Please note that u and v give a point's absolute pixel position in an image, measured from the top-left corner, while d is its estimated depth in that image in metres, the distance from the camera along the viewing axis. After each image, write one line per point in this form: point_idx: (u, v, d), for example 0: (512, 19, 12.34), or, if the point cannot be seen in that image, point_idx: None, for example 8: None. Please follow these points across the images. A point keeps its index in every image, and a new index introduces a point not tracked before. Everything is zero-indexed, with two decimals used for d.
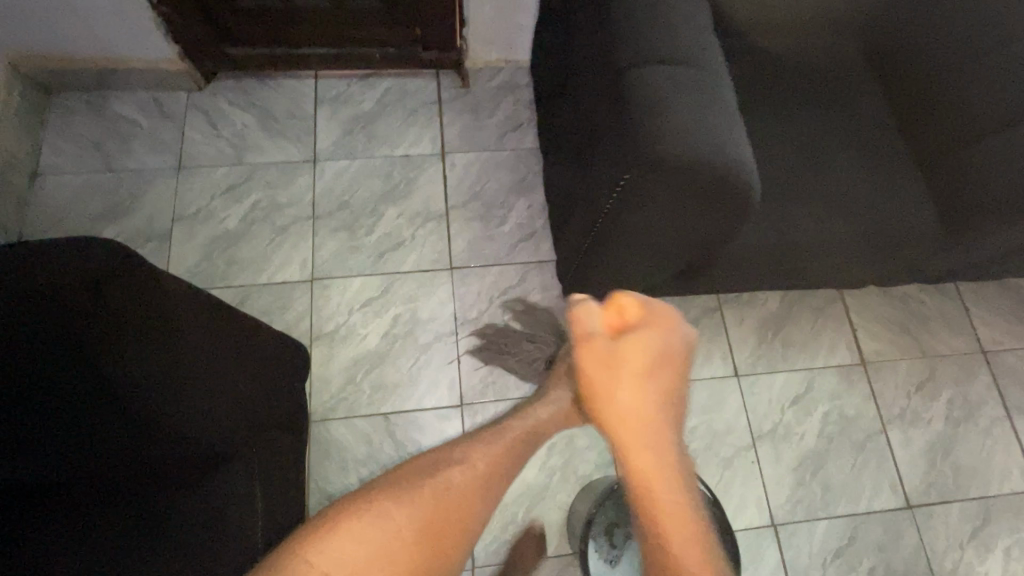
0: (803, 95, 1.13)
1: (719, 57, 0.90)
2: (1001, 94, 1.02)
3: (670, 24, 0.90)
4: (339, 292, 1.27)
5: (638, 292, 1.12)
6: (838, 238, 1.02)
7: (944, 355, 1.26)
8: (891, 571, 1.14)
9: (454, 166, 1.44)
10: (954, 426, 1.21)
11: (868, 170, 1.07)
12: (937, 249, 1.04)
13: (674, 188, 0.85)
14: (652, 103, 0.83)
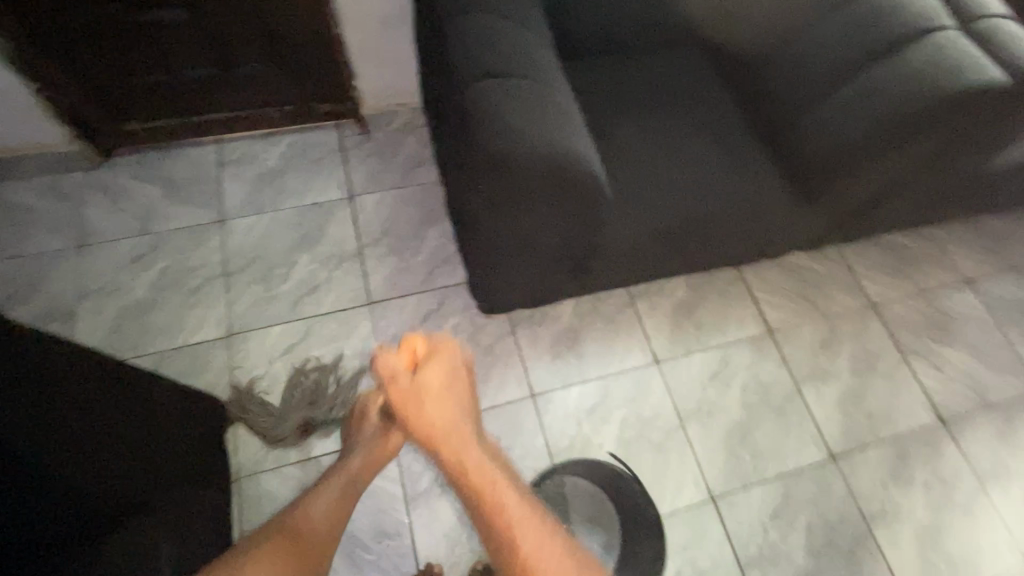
0: (654, 90, 1.19)
1: (547, 63, 0.93)
2: (824, 57, 1.09)
3: (502, 35, 0.92)
4: (257, 344, 1.27)
5: (534, 294, 1.16)
6: (702, 216, 1.07)
7: (840, 314, 1.46)
8: (827, 522, 1.21)
9: (364, 205, 1.46)
10: (859, 377, 1.38)
11: (723, 148, 1.14)
12: (796, 210, 1.12)
13: (522, 195, 0.88)
14: (484, 116, 0.85)
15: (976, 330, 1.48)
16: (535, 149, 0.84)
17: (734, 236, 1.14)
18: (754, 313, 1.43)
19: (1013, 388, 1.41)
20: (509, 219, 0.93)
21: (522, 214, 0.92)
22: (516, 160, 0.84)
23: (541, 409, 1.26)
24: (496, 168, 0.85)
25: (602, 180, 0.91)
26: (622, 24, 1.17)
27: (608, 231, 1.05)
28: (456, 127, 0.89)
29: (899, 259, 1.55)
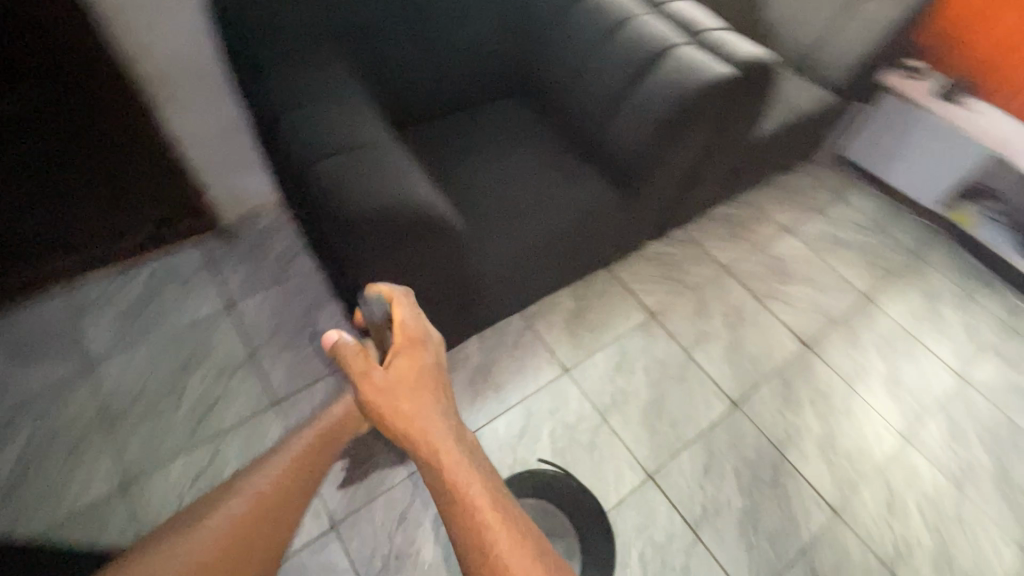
0: (482, 138, 1.34)
1: (377, 131, 1.03)
2: (598, 76, 1.23)
3: (333, 118, 1.02)
4: (161, 483, 1.17)
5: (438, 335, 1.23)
6: (551, 230, 1.22)
7: (702, 284, 1.68)
8: (748, 461, 1.35)
9: (246, 309, 1.44)
10: (733, 330, 1.59)
11: (552, 169, 1.31)
12: (625, 204, 1.31)
13: (386, 248, 0.96)
14: (330, 190, 0.93)
15: (805, 266, 1.79)
16: (385, 209, 0.92)
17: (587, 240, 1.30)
18: (635, 302, 1.60)
19: (846, 302, 1.71)
20: (383, 275, 1.00)
21: (394, 267, 0.99)
22: (370, 221, 0.91)
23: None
24: (355, 232, 0.92)
25: (452, 216, 1.00)
26: (444, 91, 1.34)
27: (478, 263, 1.14)
28: (311, 206, 0.96)
29: (732, 226, 1.84)
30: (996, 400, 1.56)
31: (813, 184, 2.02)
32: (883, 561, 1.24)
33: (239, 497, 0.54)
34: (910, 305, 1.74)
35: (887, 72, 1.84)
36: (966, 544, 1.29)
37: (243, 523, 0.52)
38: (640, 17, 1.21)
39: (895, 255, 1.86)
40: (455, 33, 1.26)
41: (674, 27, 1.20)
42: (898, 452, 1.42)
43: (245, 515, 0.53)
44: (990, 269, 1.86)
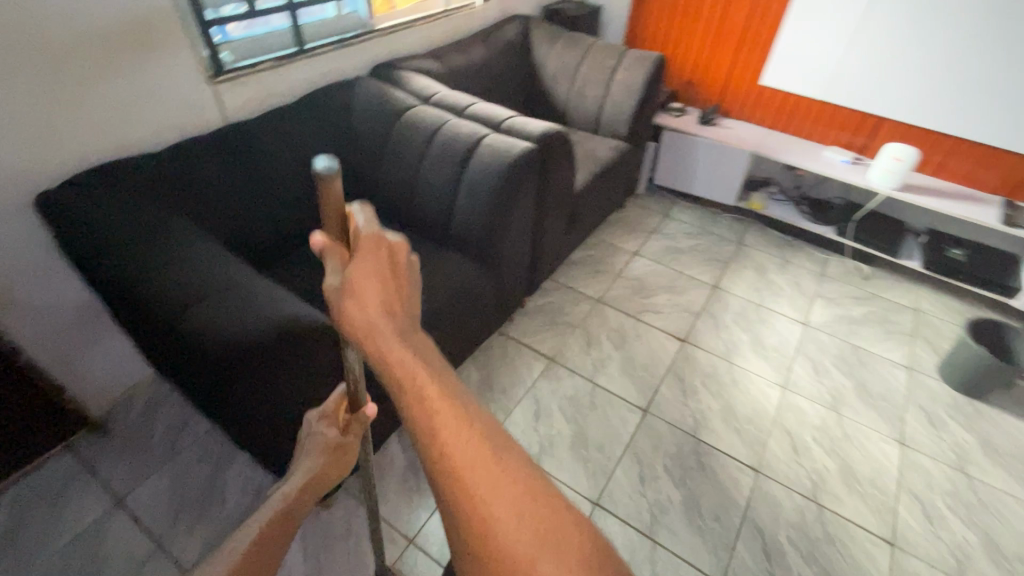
0: None
1: (239, 270, 1.09)
2: (430, 176, 1.42)
3: (187, 271, 1.05)
4: None
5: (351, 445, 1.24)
6: (430, 312, 1.32)
7: (583, 318, 1.87)
8: (672, 455, 1.48)
9: (140, 497, 1.32)
10: (622, 348, 1.78)
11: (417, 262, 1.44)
12: (488, 272, 1.47)
13: (274, 371, 0.97)
14: (204, 332, 0.96)
15: (659, 276, 2.08)
16: (261, 340, 0.95)
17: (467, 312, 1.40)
18: (532, 353, 1.73)
19: (700, 296, 2.00)
20: (275, 399, 1.01)
21: (285, 388, 1.01)
22: (248, 353, 0.94)
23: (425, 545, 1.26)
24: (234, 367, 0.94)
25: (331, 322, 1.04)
26: (298, 223, 1.46)
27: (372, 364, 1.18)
28: (188, 354, 0.98)
29: (590, 264, 2.09)
30: (834, 332, 1.89)
31: (642, 212, 2.40)
32: (807, 496, 1.40)
33: None
34: (747, 282, 2.08)
35: (662, 117, 2.32)
36: (859, 454, 1.51)
37: None
38: (448, 122, 1.44)
39: (722, 247, 2.23)
40: (286, 170, 1.40)
41: (480, 126, 1.44)
42: (783, 401, 1.64)
43: None
44: (790, 236, 2.31)
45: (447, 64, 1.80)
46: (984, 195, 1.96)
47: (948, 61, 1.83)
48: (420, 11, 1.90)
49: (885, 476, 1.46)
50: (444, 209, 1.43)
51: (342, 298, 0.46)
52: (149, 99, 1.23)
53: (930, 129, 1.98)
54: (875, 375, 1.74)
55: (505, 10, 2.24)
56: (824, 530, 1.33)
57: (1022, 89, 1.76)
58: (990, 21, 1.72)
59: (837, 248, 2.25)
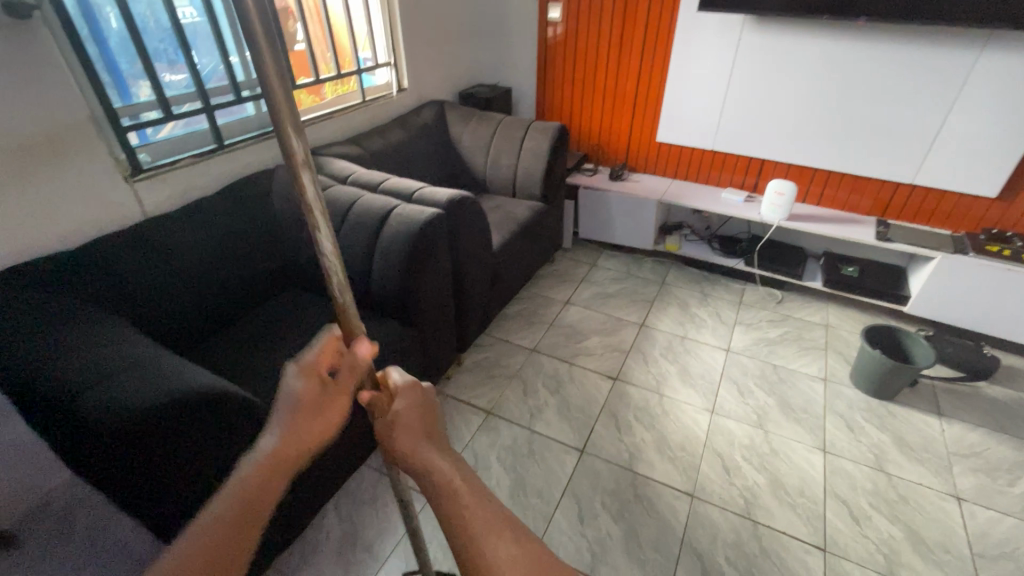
0: (266, 328, 1.50)
1: (145, 348, 1.13)
2: (346, 248, 1.53)
3: (89, 356, 1.07)
4: None
5: (266, 517, 1.22)
6: None
7: (519, 368, 1.93)
8: (610, 491, 1.50)
9: None
10: (558, 392, 1.83)
11: None
12: (408, 332, 1.54)
13: (174, 439, 0.99)
14: (100, 407, 0.96)
15: (590, 321, 2.18)
16: (160, 408, 0.97)
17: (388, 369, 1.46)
18: (470, 408, 1.76)
19: (629, 335, 2.11)
20: (179, 468, 1.02)
21: (193, 453, 1.03)
22: (146, 424, 0.95)
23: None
24: (132, 441, 0.95)
25: (235, 389, 1.08)
26: (219, 304, 1.50)
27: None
28: (82, 433, 0.97)
29: (524, 317, 2.19)
30: (755, 355, 2.00)
31: (571, 264, 2.55)
32: (741, 515, 1.43)
33: None
34: (672, 317, 2.20)
35: (576, 178, 2.55)
36: (787, 467, 1.56)
37: None
38: (363, 197, 1.56)
39: (646, 288, 2.38)
40: (202, 254, 1.47)
41: (393, 198, 1.57)
42: (713, 425, 1.71)
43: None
44: (708, 272, 2.49)
45: (366, 148, 1.96)
46: (863, 217, 2.20)
47: (804, 108, 2.12)
48: (340, 104, 2.08)
49: (813, 485, 1.51)
50: (361, 277, 1.52)
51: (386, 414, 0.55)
52: (64, 202, 1.30)
53: (805, 166, 2.24)
54: (795, 390, 1.84)
55: (422, 98, 2.48)
56: (760, 546, 1.36)
57: (869, 125, 2.03)
58: (829, 73, 2.02)
59: (751, 277, 2.43)
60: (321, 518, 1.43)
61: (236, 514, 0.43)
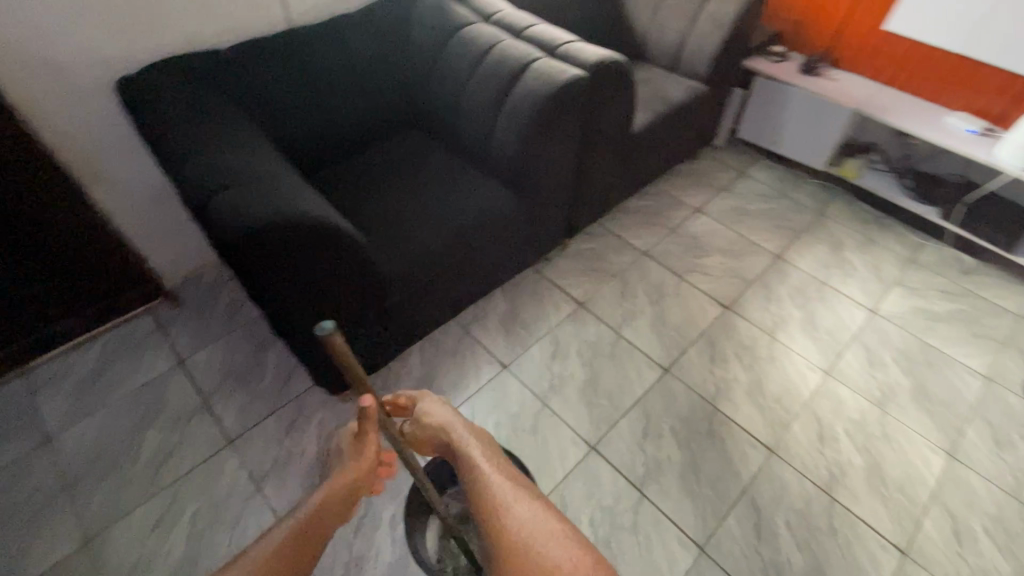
0: (384, 166, 1.50)
1: (270, 163, 1.15)
2: (474, 96, 1.40)
3: (218, 161, 1.11)
4: (123, 535, 1.20)
5: (359, 344, 1.33)
6: (450, 234, 1.36)
7: (624, 268, 1.81)
8: (683, 418, 1.44)
9: (196, 362, 1.51)
10: (658, 304, 1.71)
11: (448, 185, 1.46)
12: (519, 203, 1.46)
13: (280, 261, 1.04)
14: (222, 214, 1.01)
15: (717, 237, 1.93)
16: (272, 229, 1.00)
17: (488, 235, 1.43)
18: (563, 296, 1.72)
19: (756, 264, 1.85)
20: (287, 287, 1.09)
21: (300, 277, 1.09)
22: (260, 239, 0.99)
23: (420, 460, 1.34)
24: (249, 253, 1.02)
25: (340, 224, 1.09)
26: (346, 132, 1.50)
27: (382, 268, 1.27)
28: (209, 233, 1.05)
29: (643, 215, 1.99)
30: (906, 326, 1.68)
31: (715, 168, 2.21)
32: (820, 487, 1.32)
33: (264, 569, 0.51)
34: (816, 257, 1.88)
35: (757, 61, 2.07)
36: (894, 458, 1.37)
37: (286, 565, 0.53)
38: (505, 41, 1.39)
39: (798, 215, 2.02)
40: (331, 75, 1.43)
41: (535, 48, 1.38)
42: (823, 387, 1.51)
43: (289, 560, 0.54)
44: (884, 214, 2.04)
45: None
46: None
47: None
48: None
49: (919, 485, 1.32)
50: (483, 133, 1.42)
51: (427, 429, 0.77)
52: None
53: None
54: (942, 379, 1.54)
55: None
56: (828, 523, 1.26)
57: None
58: None
59: (940, 233, 1.95)
60: (409, 357, 1.55)
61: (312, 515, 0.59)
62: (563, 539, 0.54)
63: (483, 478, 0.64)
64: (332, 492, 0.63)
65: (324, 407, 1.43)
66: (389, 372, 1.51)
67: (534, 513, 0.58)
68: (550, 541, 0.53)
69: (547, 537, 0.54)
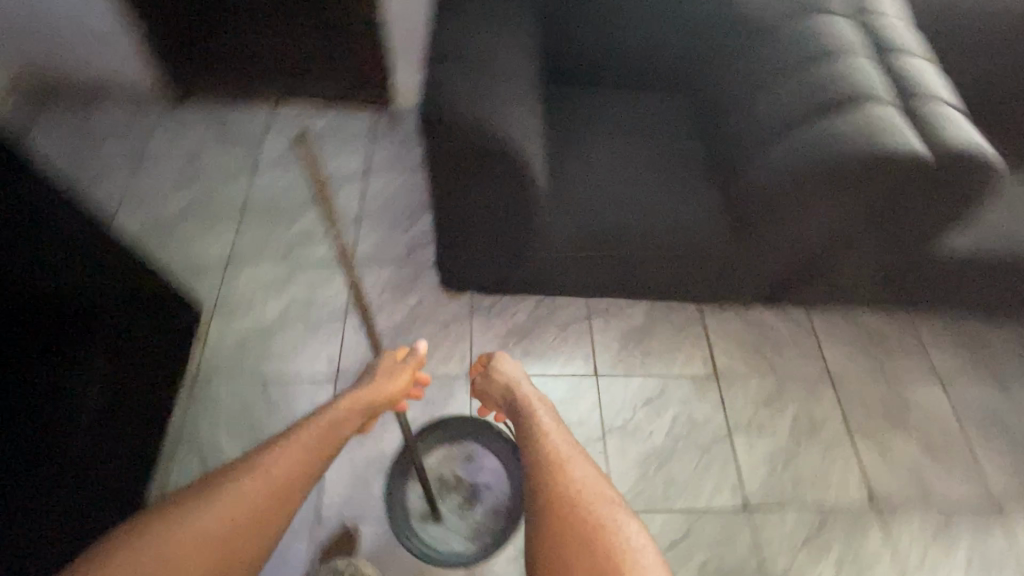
0: (626, 114, 1.33)
1: (510, 59, 1.10)
2: (768, 103, 1.14)
3: (469, 33, 1.09)
4: (247, 273, 1.44)
5: (489, 268, 1.31)
6: (633, 228, 1.20)
7: (792, 377, 1.46)
8: (721, 567, 1.21)
9: (374, 179, 1.63)
10: (796, 441, 1.38)
11: (669, 175, 1.25)
12: (726, 243, 1.21)
13: (457, 162, 1.04)
14: (435, 87, 1.02)
15: (939, 428, 1.43)
16: (452, 119, 0.98)
17: (676, 241, 1.21)
18: (705, 355, 1.47)
19: (961, 493, 1.35)
20: (452, 185, 1.09)
21: (467, 183, 1.08)
22: (449, 130, 0.99)
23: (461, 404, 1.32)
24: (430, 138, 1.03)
25: (524, 158, 1.04)
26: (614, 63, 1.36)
27: (548, 216, 1.18)
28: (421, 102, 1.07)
29: (870, 339, 1.54)
30: None
31: (1018, 350, 1.57)
32: None
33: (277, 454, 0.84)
34: None
35: None
36: None
37: (303, 461, 0.85)
38: (855, 61, 1.11)
39: None
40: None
41: (887, 88, 1.09)
42: None
43: (304, 458, 0.85)
44: None
45: None
46: None
47: None
48: None
49: None
50: (747, 147, 1.16)
51: (483, 380, 1.11)
52: None
53: None
54: None
55: None
56: None
57: None
58: None
59: None
60: (524, 301, 1.48)
61: (316, 438, 0.88)
62: (590, 484, 0.87)
63: (544, 446, 0.94)
64: (350, 399, 0.95)
65: (430, 290, 1.47)
66: (500, 301, 1.48)
67: (578, 465, 0.90)
68: (593, 487, 0.87)
69: (603, 504, 0.84)
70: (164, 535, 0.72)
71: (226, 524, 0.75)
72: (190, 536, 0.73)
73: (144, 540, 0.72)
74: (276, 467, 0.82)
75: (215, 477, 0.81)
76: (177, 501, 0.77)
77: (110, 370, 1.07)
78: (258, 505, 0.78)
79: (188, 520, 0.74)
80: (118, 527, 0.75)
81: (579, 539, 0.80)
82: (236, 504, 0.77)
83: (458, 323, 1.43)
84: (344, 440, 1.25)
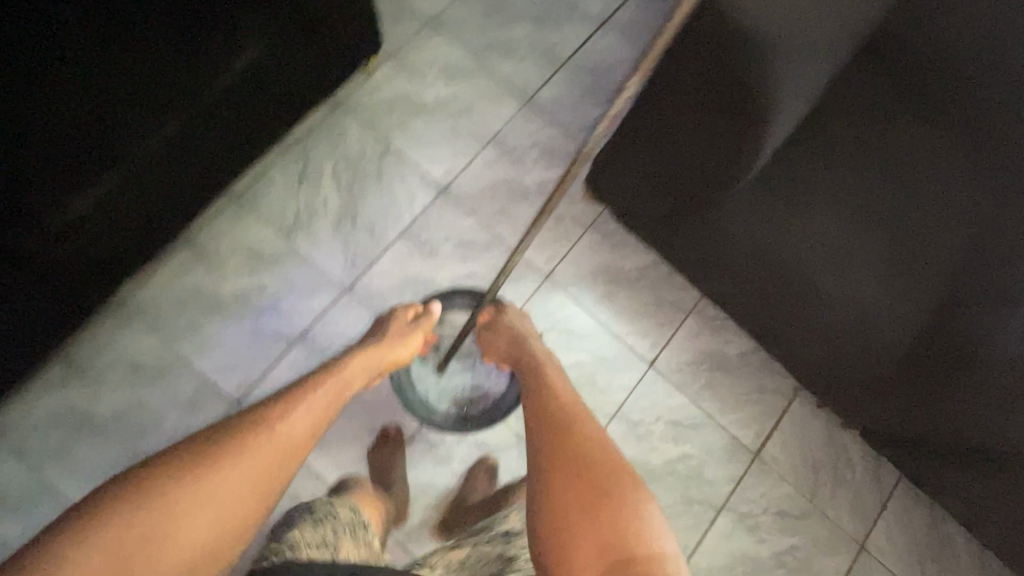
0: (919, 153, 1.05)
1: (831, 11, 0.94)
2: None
3: None
4: (436, 46, 1.38)
5: (644, 210, 1.17)
6: (827, 279, 0.98)
7: (825, 515, 1.28)
8: None
9: (604, 36, 1.43)
10: (776, 565, 1.24)
11: (907, 250, 0.99)
12: (904, 361, 0.99)
13: (702, 77, 0.91)
14: None
15: None
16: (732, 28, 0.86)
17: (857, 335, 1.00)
18: (761, 430, 1.31)
19: None
20: (676, 99, 0.96)
21: (695, 105, 0.94)
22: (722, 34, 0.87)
23: (518, 294, 1.28)
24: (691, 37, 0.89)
25: (770, 109, 0.91)
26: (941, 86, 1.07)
27: (745, 202, 1.00)
28: None
29: (940, 554, 1.28)
30: None
31: None
32: None
33: (298, 416, 0.79)
34: None
35: None
36: None
37: (316, 422, 0.81)
38: None
39: None
40: None
41: None
42: None
43: (316, 420, 0.81)
44: None
45: None
46: None
47: None
48: None
49: None
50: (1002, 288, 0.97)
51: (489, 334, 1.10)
52: None
53: None
54: None
55: None
56: None
57: None
58: None
59: None
60: (643, 254, 1.34)
61: (332, 392, 0.86)
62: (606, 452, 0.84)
63: (554, 409, 0.92)
64: (364, 357, 0.95)
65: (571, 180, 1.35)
66: (623, 237, 1.34)
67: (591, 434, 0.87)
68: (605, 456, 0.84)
69: (631, 484, 0.79)
70: (165, 502, 0.64)
71: (242, 499, 0.69)
72: (207, 497, 0.67)
73: (137, 512, 0.63)
74: (286, 421, 0.77)
75: (231, 432, 0.73)
76: (177, 457, 0.69)
77: (149, 97, 0.93)
78: (272, 469, 0.73)
79: (200, 476, 0.67)
80: (118, 476, 0.67)
81: (587, 505, 0.77)
82: (258, 468, 0.71)
83: (572, 226, 1.33)
84: (412, 246, 1.26)
